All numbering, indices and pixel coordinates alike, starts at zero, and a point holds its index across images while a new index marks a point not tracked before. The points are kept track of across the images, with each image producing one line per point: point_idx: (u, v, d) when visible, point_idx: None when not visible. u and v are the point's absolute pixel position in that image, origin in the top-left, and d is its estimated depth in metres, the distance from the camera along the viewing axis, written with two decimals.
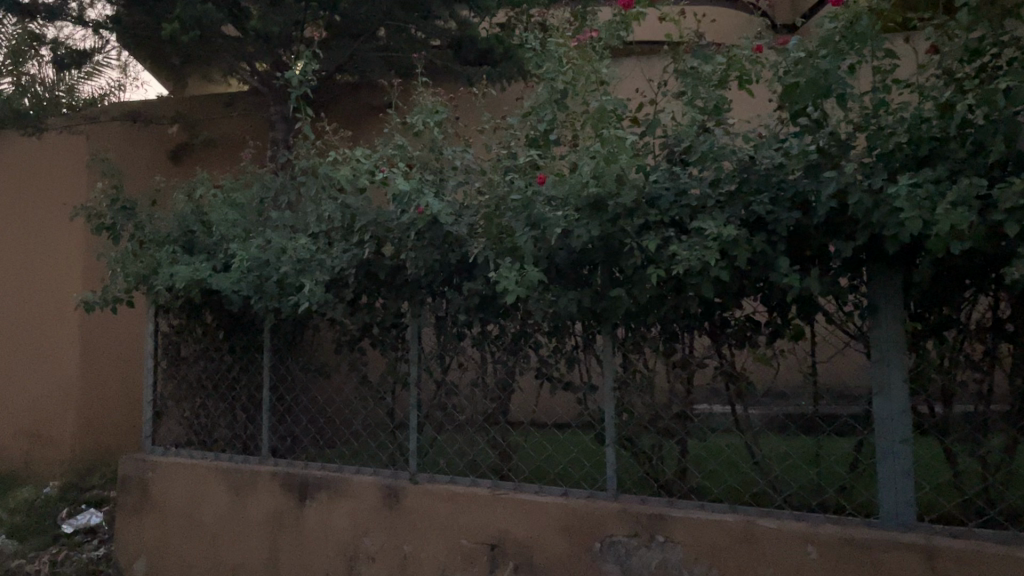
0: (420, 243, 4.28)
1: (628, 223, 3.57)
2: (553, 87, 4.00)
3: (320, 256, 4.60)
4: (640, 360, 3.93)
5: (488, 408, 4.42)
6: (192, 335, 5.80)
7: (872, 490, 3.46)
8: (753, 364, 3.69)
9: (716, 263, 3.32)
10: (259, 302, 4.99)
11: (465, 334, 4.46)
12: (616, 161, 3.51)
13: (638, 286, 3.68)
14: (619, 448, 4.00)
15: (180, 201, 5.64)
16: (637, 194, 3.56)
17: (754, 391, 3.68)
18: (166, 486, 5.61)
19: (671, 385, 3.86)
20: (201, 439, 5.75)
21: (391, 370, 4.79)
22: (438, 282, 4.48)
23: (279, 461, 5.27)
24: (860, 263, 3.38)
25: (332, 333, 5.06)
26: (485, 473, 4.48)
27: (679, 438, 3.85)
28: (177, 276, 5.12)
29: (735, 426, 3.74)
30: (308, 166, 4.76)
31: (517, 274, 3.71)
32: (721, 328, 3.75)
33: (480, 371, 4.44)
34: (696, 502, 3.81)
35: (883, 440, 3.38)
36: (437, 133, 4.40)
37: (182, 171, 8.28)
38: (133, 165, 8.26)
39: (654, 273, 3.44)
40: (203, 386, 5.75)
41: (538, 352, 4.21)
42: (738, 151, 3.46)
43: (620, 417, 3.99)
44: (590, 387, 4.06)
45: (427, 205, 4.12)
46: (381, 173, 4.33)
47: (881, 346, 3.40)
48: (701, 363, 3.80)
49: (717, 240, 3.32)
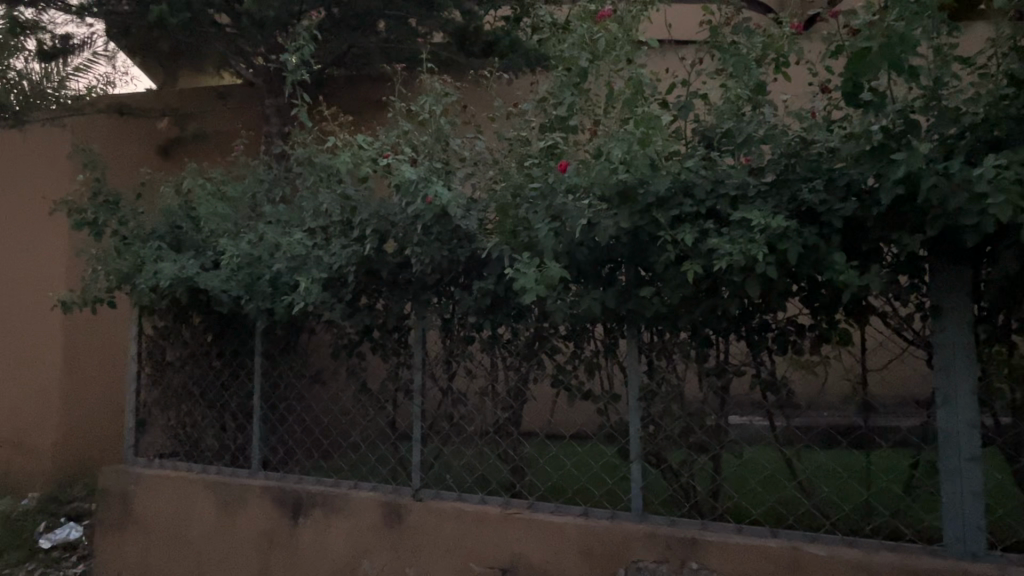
0: (426, 238, 3.91)
1: (661, 215, 3.22)
2: (572, 68, 3.60)
3: (317, 252, 4.28)
4: (669, 366, 3.57)
5: (499, 419, 4.04)
6: (177, 338, 5.41)
7: (933, 513, 3.11)
8: (796, 371, 3.34)
9: (762, 260, 2.96)
10: (250, 303, 4.59)
11: (474, 336, 4.10)
12: (650, 145, 3.15)
13: (669, 286, 3.33)
14: (646, 464, 3.63)
15: (168, 196, 5.27)
16: (671, 181, 3.21)
17: (797, 402, 3.33)
18: (149, 499, 5.25)
19: (703, 395, 3.50)
20: (187, 450, 5.37)
21: (392, 377, 4.42)
22: (445, 280, 4.11)
23: (271, 474, 4.88)
24: (921, 260, 3.06)
25: (329, 337, 4.68)
26: (495, 490, 4.11)
27: (713, 454, 3.48)
28: (162, 274, 4.74)
29: (774, 441, 3.39)
30: (303, 155, 4.37)
31: (537, 271, 3.34)
32: (760, 332, 3.39)
33: (490, 378, 4.07)
34: (732, 524, 3.46)
35: (946, 458, 3.04)
36: (444, 121, 4.03)
37: (172, 168, 7.91)
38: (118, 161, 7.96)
39: (691, 270, 3.08)
40: (190, 394, 5.37)
41: (555, 359, 3.84)
42: (788, 133, 3.18)
43: (646, 429, 3.63)
44: (613, 396, 3.70)
45: (435, 195, 3.74)
46: (384, 160, 3.94)
47: (944, 352, 3.06)
48: (738, 370, 3.44)
49: (763, 233, 2.98)
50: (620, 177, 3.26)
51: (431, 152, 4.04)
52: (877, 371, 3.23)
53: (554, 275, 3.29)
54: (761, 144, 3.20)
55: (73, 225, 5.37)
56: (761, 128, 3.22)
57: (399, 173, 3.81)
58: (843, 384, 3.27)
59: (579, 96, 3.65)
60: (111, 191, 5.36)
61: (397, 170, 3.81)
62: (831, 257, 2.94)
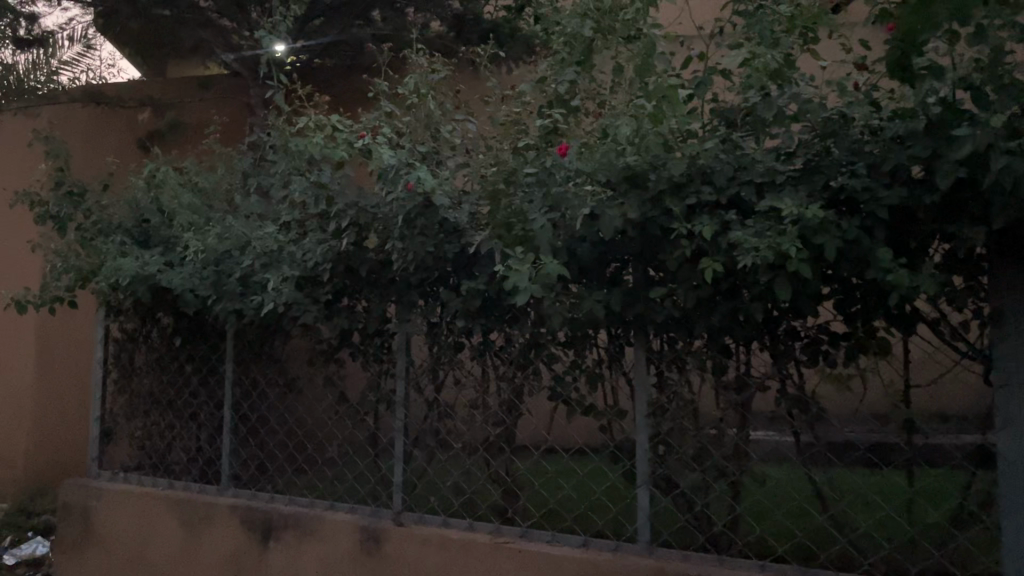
0: (410, 232, 3.47)
1: (676, 204, 2.79)
2: (574, 42, 3.18)
3: (290, 247, 3.85)
4: (681, 379, 3.14)
5: (490, 435, 3.61)
6: (145, 341, 4.98)
7: (994, 554, 2.69)
8: (828, 387, 2.91)
9: (796, 255, 2.52)
10: (219, 304, 4.19)
11: (464, 343, 3.67)
12: (664, 122, 2.78)
13: (683, 288, 2.91)
14: (654, 490, 3.19)
15: (135, 185, 4.86)
16: (687, 166, 2.80)
17: (829, 421, 2.90)
18: (112, 517, 4.85)
19: (721, 412, 3.07)
20: (153, 463, 4.95)
21: (372, 387, 3.98)
22: (431, 279, 3.69)
23: (240, 491, 4.47)
24: (980, 258, 2.63)
25: (307, 341, 4.23)
26: (485, 516, 3.67)
27: (733, 480, 3.06)
28: (123, 270, 4.32)
29: (803, 466, 2.97)
30: (276, 140, 3.94)
31: (531, 268, 2.92)
32: (787, 341, 2.97)
33: (480, 390, 3.64)
34: (754, 561, 3.02)
35: (1009, 490, 2.62)
36: (433, 105, 3.62)
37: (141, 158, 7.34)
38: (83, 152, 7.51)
39: (710, 268, 2.65)
40: (157, 403, 4.95)
41: (552, 369, 3.40)
42: (826, 109, 2.75)
43: (655, 450, 3.21)
44: (618, 412, 3.28)
45: (418, 180, 3.33)
46: (360, 141, 3.53)
47: (1007, 366, 2.64)
48: (761, 384, 3.01)
49: (797, 224, 2.54)
50: (626, 160, 2.85)
51: (416, 136, 3.64)
52: (924, 387, 2.80)
53: (552, 272, 2.86)
54: (793, 121, 2.77)
55: (34, 217, 4.95)
56: (794, 102, 2.76)
57: (377, 156, 3.43)
58: (882, 402, 2.84)
59: (582, 71, 3.22)
60: (76, 182, 4.93)
61: (375, 154, 3.43)
62: (876, 253, 2.50)
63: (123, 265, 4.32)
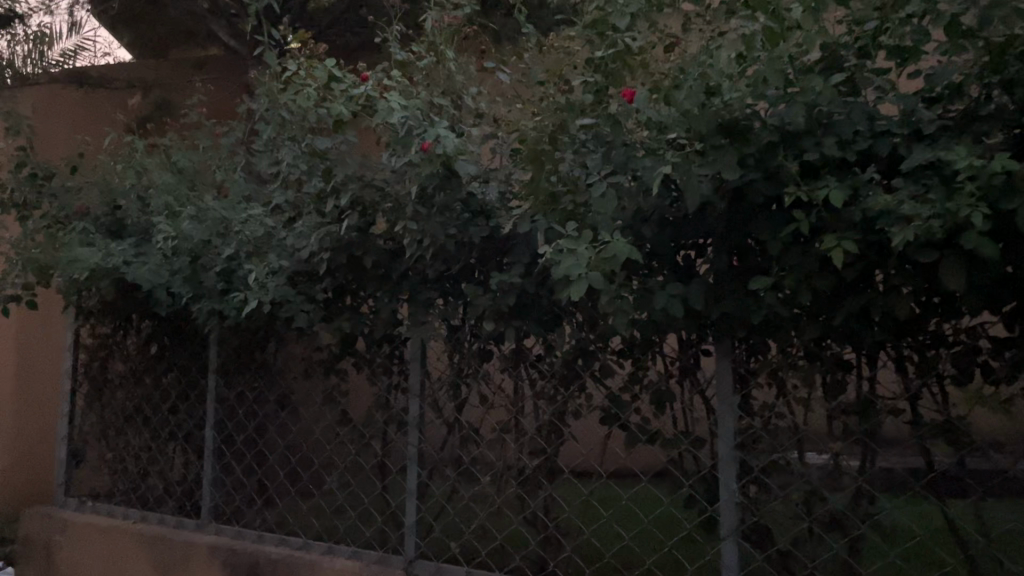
0: (427, 210, 2.75)
1: (789, 164, 2.06)
2: None
3: (280, 233, 3.17)
4: (778, 400, 2.41)
5: (525, 468, 2.89)
6: (119, 348, 4.26)
7: None
8: (982, 412, 2.15)
9: (973, 227, 1.80)
10: (197, 304, 3.49)
11: (492, 351, 2.95)
12: (776, 50, 2.05)
13: (790, 278, 2.18)
14: (744, 545, 2.47)
15: (107, 167, 4.16)
16: (806, 112, 2.07)
17: (984, 455, 2.15)
18: (80, 555, 4.19)
19: (835, 442, 2.33)
20: (126, 490, 4.25)
21: (380, 406, 3.26)
22: (452, 272, 2.96)
23: (223, 527, 3.76)
24: None
25: (301, 349, 3.51)
26: (519, 568, 2.93)
27: (852, 533, 2.33)
28: (81, 261, 3.59)
29: (950, 516, 2.19)
30: (264, 103, 3.23)
31: (589, 248, 2.21)
32: (927, 350, 2.23)
33: (514, 410, 2.91)
34: None
35: None
36: (454, 63, 2.91)
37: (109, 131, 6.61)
38: (57, 131, 6.38)
39: (842, 244, 1.93)
40: (131, 421, 4.23)
41: (606, 386, 2.67)
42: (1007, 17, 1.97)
43: (745, 492, 2.47)
44: (693, 441, 2.54)
45: (436, 138, 2.61)
46: (362, 88, 2.80)
47: None
48: (892, 407, 2.27)
49: (973, 185, 1.82)
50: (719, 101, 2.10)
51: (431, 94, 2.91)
52: None
53: (615, 254, 2.13)
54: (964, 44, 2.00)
55: None
56: (972, 9, 1.93)
57: (385, 110, 2.69)
58: None
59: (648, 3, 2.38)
60: (41, 163, 4.25)
61: (382, 106, 2.68)
62: None
63: (81, 255, 3.59)
